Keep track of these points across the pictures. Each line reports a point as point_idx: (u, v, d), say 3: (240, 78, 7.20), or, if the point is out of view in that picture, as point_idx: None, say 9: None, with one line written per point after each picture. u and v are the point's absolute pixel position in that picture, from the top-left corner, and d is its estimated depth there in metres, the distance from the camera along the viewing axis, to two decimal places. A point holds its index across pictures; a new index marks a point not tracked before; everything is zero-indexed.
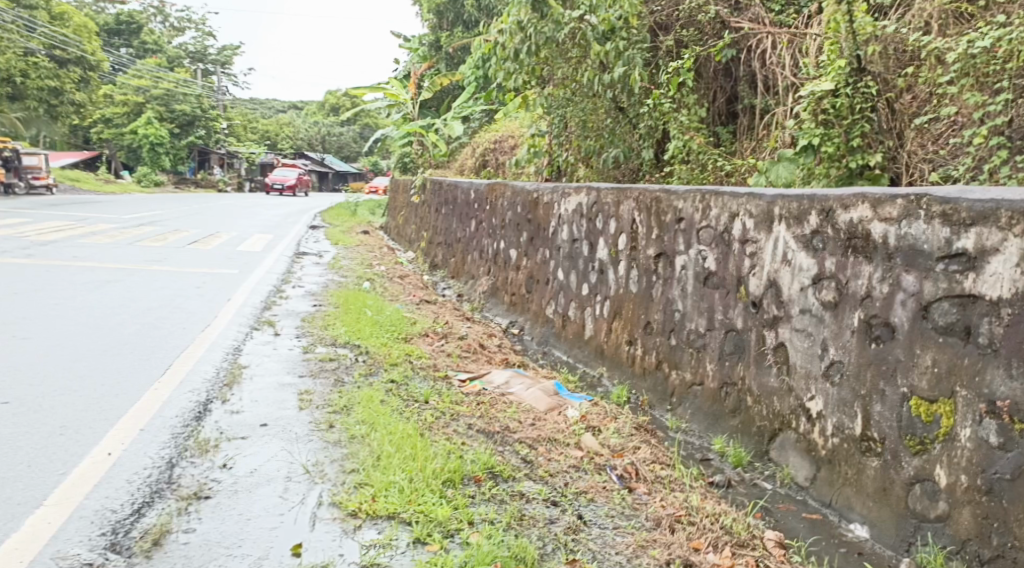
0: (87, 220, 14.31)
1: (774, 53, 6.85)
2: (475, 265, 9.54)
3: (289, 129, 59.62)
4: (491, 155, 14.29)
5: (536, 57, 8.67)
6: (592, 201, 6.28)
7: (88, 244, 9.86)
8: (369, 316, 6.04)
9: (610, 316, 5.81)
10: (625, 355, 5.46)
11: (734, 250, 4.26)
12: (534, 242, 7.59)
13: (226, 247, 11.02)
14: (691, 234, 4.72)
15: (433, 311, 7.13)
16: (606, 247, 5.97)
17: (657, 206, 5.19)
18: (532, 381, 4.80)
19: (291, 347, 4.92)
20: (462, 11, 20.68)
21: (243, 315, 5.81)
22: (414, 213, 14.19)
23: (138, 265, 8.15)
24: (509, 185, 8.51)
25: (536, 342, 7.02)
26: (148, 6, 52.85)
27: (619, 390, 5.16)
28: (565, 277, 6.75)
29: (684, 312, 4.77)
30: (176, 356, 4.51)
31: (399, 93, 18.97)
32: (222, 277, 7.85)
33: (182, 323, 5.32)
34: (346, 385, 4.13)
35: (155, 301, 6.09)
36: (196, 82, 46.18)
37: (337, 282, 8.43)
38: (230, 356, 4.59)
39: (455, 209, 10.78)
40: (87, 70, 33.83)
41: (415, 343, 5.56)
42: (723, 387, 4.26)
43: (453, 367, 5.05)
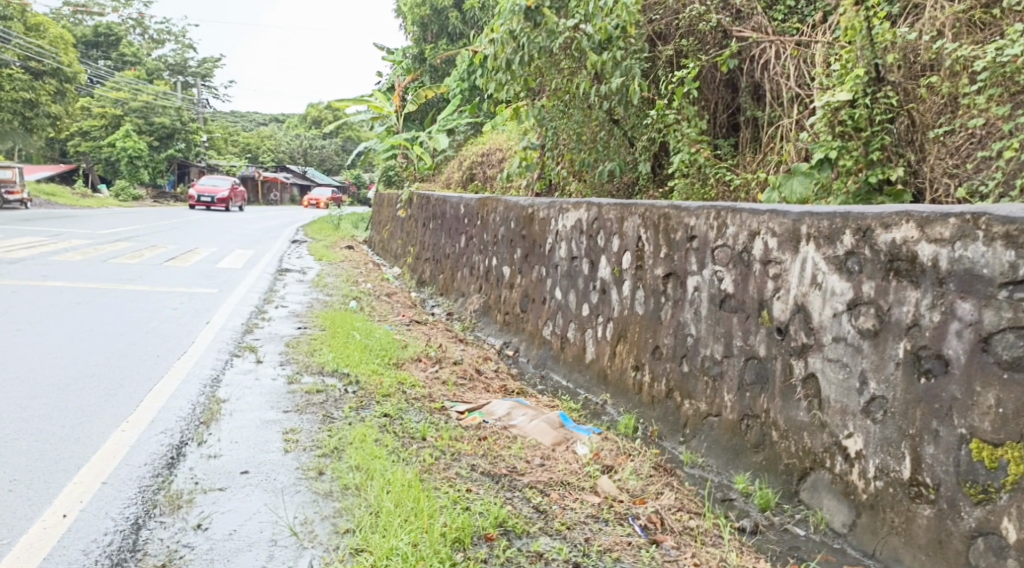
0: (61, 236, 13.83)
1: (778, 63, 6.58)
2: (465, 282, 9.22)
3: (271, 142, 59.14)
4: (479, 169, 14.00)
5: (529, 68, 8.40)
6: (593, 217, 5.96)
7: (60, 262, 9.45)
8: (356, 339, 5.67)
9: (614, 339, 5.48)
10: (631, 381, 5.14)
11: (755, 271, 3.96)
12: (530, 259, 7.25)
13: (206, 264, 10.63)
14: (705, 253, 4.42)
15: (424, 333, 6.77)
16: (609, 265, 5.66)
17: (666, 223, 4.88)
18: (535, 412, 4.45)
19: (275, 377, 4.54)
20: (447, 24, 20.42)
21: (221, 340, 5.41)
22: (400, 228, 13.82)
23: (112, 285, 7.75)
24: (501, 199, 8.20)
25: (533, 365, 6.67)
26: (129, 18, 52.40)
27: (626, 420, 4.84)
28: (564, 296, 6.41)
29: (697, 337, 4.45)
30: (147, 390, 4.12)
31: (383, 106, 18.62)
32: (201, 297, 7.47)
33: (155, 351, 4.94)
34: (336, 421, 3.78)
35: (127, 325, 5.70)
36: (176, 95, 45.69)
37: (322, 300, 8.08)
38: (208, 389, 4.22)
39: (444, 224, 10.43)
40: (64, 82, 33.26)
41: (408, 369, 5.20)
42: (744, 420, 3.94)
43: (450, 396, 4.70)
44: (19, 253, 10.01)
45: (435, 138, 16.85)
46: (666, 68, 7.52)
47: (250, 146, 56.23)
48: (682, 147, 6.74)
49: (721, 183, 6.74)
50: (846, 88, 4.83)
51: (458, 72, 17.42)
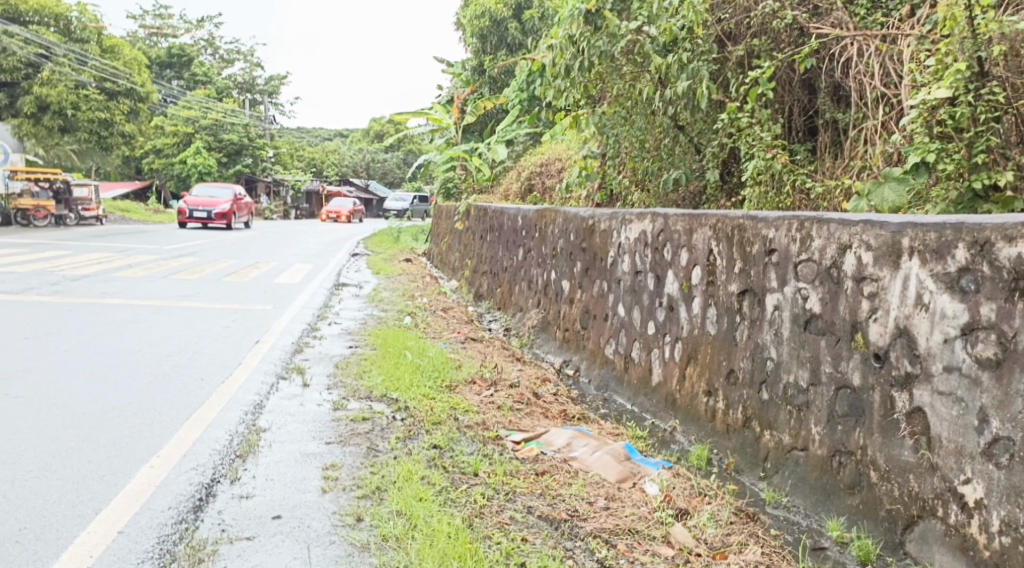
0: (127, 252, 13.99)
1: (861, 62, 6.12)
2: (523, 296, 8.90)
3: (335, 156, 60.11)
4: (538, 179, 13.72)
5: (589, 74, 8.06)
6: (659, 228, 5.56)
7: (120, 278, 9.46)
8: (409, 359, 5.39)
9: (683, 361, 5.08)
10: (702, 407, 4.74)
11: (847, 288, 3.53)
12: (591, 273, 6.88)
13: (263, 279, 10.56)
14: (786, 268, 3.99)
15: (480, 351, 6.47)
16: (677, 281, 5.26)
17: (741, 235, 4.46)
18: (599, 441, 4.09)
19: (320, 403, 4.28)
20: (506, 34, 20.21)
21: (267, 361, 5.19)
22: (458, 240, 13.59)
23: (167, 302, 7.67)
24: (561, 211, 7.85)
25: (594, 385, 6.29)
26: (199, 39, 53.95)
27: (698, 451, 4.45)
28: (627, 313, 6.03)
29: (778, 361, 4.03)
30: (183, 420, 3.89)
31: (441, 118, 18.47)
32: (254, 314, 7.32)
33: (198, 373, 4.74)
34: (381, 455, 3.48)
35: (176, 345, 5.55)
36: (243, 112, 46.75)
37: (377, 316, 7.87)
38: (248, 417, 3.97)
39: (502, 236, 10.13)
40: (137, 101, 34.24)
41: (460, 393, 4.90)
42: (835, 457, 3.55)
43: (505, 424, 4.38)
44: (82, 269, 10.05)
45: (494, 149, 16.63)
46: (736, 68, 7.05)
47: (314, 160, 57.14)
48: (756, 153, 6.28)
49: (800, 192, 6.28)
50: (944, 84, 4.36)
51: (517, 83, 17.15)
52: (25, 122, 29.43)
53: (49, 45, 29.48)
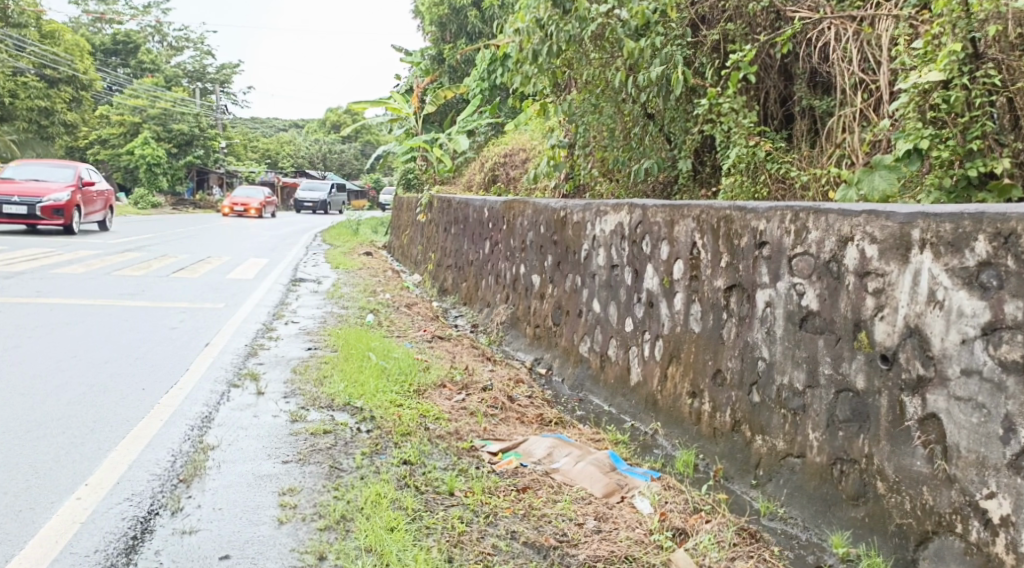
0: (70, 246, 13.33)
1: (839, 46, 5.87)
2: (490, 291, 8.60)
3: (291, 147, 59.08)
4: (501, 170, 13.44)
5: (557, 60, 7.77)
6: (638, 221, 5.29)
7: (59, 276, 8.90)
8: (373, 362, 5.05)
9: (664, 360, 4.83)
10: (687, 409, 4.48)
11: (848, 284, 3.29)
12: (564, 267, 6.60)
13: (214, 275, 10.06)
14: (779, 262, 3.74)
15: (448, 350, 6.15)
16: (657, 275, 5.00)
17: (728, 227, 4.20)
18: (581, 450, 3.80)
19: (277, 414, 3.92)
20: (465, 22, 19.83)
21: (218, 367, 4.79)
22: (420, 233, 13.21)
23: (110, 301, 7.19)
24: (529, 202, 7.56)
25: (568, 385, 6.02)
26: (147, 26, 52.47)
27: (683, 456, 4.18)
28: (603, 309, 5.76)
29: (770, 361, 3.78)
30: (120, 438, 3.50)
31: (400, 107, 18.02)
32: (205, 313, 6.89)
33: (139, 382, 4.33)
34: (345, 476, 3.15)
35: (116, 349, 5.11)
36: (194, 102, 45.56)
37: (337, 314, 7.49)
38: (194, 434, 3.59)
39: (467, 229, 9.79)
40: (79, 89, 33.10)
41: (429, 398, 4.58)
42: (836, 465, 3.31)
43: (479, 432, 4.07)
44: (19, 266, 9.46)
45: (455, 139, 16.28)
46: (710, 53, 6.79)
47: (269, 152, 55.93)
48: (738, 141, 6.05)
49: (777, 181, 6.07)
50: (937, 67, 4.10)
51: (478, 72, 16.74)
52: None
53: None
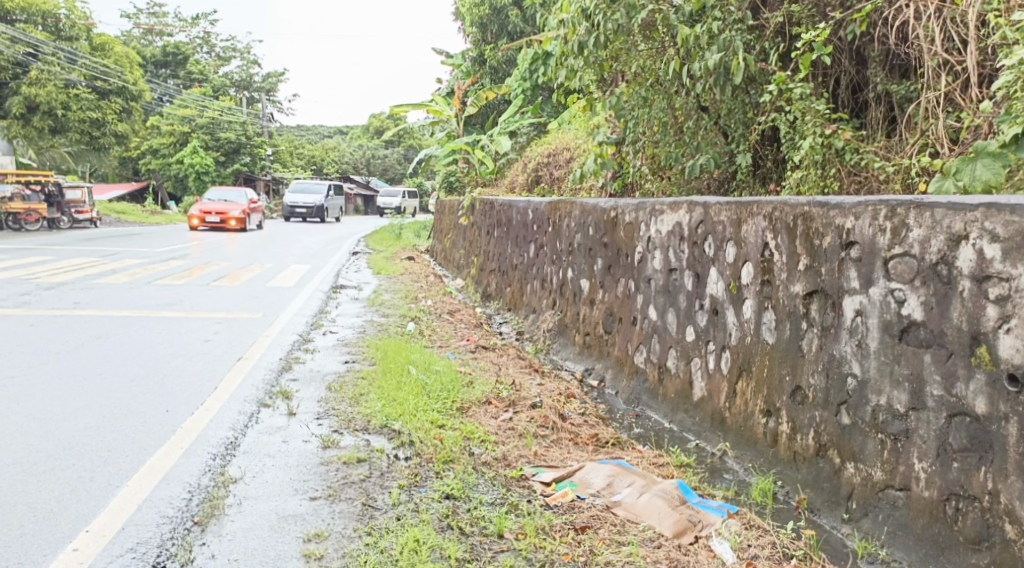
0: (113, 256, 13.26)
1: (920, 25, 5.34)
2: (536, 296, 8.20)
3: (334, 153, 59.49)
4: (544, 170, 13.06)
5: (605, 52, 7.31)
6: (698, 220, 4.83)
7: (98, 286, 8.73)
8: (413, 376, 4.67)
9: (732, 374, 4.38)
10: (761, 430, 4.03)
11: (962, 290, 2.81)
12: (616, 271, 6.17)
13: (253, 282, 9.82)
14: (872, 265, 3.27)
15: (493, 361, 5.75)
16: (721, 280, 4.55)
17: (806, 226, 3.73)
18: (645, 480, 3.36)
19: (307, 438, 3.56)
20: (506, 22, 19.42)
21: (248, 384, 4.47)
22: (462, 236, 12.86)
23: (145, 312, 6.95)
24: (576, 201, 7.13)
25: (624, 398, 5.59)
26: (194, 36, 53.25)
27: (760, 484, 3.74)
28: (661, 317, 5.32)
29: (862, 378, 3.32)
30: (133, 471, 3.18)
31: (441, 110, 17.70)
32: (240, 324, 6.61)
33: (162, 403, 4.03)
34: (380, 517, 2.78)
35: (144, 366, 4.82)
36: (239, 110, 46.03)
37: (377, 322, 7.17)
38: (214, 466, 3.24)
39: (510, 231, 9.42)
40: (130, 100, 32.98)
41: (474, 418, 4.20)
42: (950, 501, 2.85)
43: (530, 457, 3.66)
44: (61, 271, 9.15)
45: (497, 141, 15.91)
46: (774, 37, 6.31)
47: (313, 158, 56.30)
48: (811, 130, 5.60)
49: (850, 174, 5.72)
50: None
51: (519, 72, 16.58)
52: (14, 124, 28.69)
53: (36, 43, 28.75)
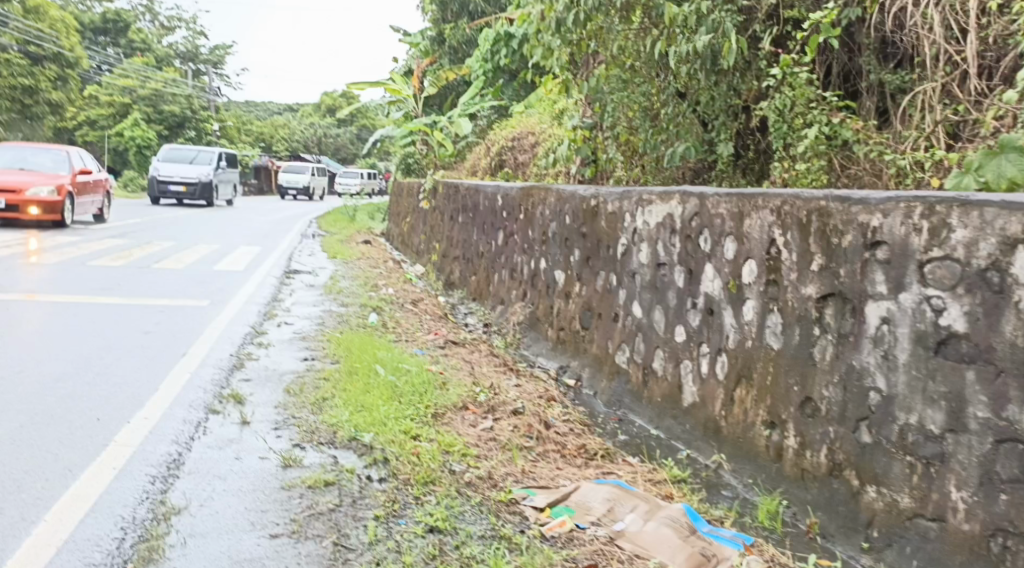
0: (48, 232, 12.45)
1: (918, 12, 4.99)
2: (504, 286, 7.81)
3: (285, 131, 58.02)
4: (508, 155, 12.65)
5: (583, 29, 6.90)
6: (693, 213, 4.49)
7: (27, 266, 8.04)
8: (381, 378, 4.24)
9: (729, 381, 4.05)
10: (761, 443, 3.71)
11: (1017, 302, 2.50)
12: (596, 264, 5.82)
13: (201, 265, 9.22)
14: (903, 268, 2.95)
15: (464, 359, 5.35)
16: (718, 278, 4.21)
17: (822, 223, 3.40)
18: (648, 504, 3.02)
19: (263, 456, 3.11)
20: (467, 1, 18.86)
21: (195, 386, 3.98)
22: (423, 221, 12.37)
23: (80, 297, 6.35)
24: (552, 188, 6.75)
25: (603, 400, 5.24)
26: (139, 5, 51.29)
27: (766, 505, 3.42)
28: (647, 315, 4.98)
29: (886, 393, 3.01)
30: (53, 501, 2.70)
31: (400, 89, 17.08)
32: (186, 312, 6.07)
33: (93, 409, 3.54)
34: (355, 562, 2.38)
35: (75, 362, 4.29)
36: (185, 83, 44.48)
37: (336, 312, 6.69)
38: (154, 494, 2.78)
39: (476, 218, 9.00)
40: (65, 67, 31.91)
41: (451, 428, 3.80)
42: (994, 537, 2.57)
43: (517, 475, 3.28)
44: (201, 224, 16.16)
45: (457, 122, 15.39)
46: (766, 20, 5.96)
47: (263, 135, 54.62)
48: (816, 118, 5.23)
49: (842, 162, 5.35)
50: None
51: (480, 52, 16.06)
52: None
53: None
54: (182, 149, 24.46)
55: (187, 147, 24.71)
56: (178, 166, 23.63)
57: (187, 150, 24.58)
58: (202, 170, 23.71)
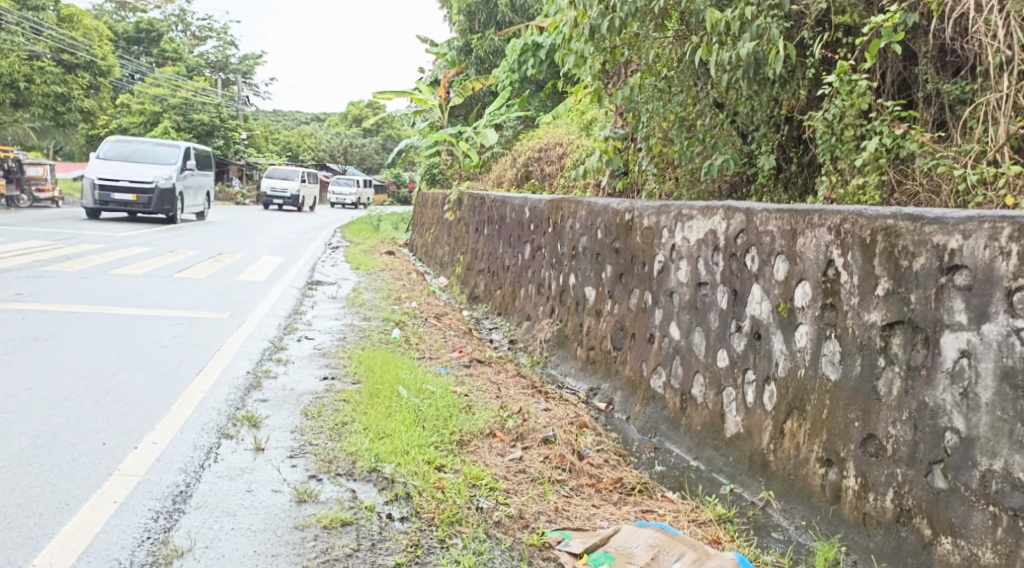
0: (72, 239, 12.37)
1: (982, 18, 4.68)
2: (531, 301, 7.55)
3: (311, 140, 58.33)
4: (535, 166, 12.43)
5: (620, 36, 6.65)
6: (738, 230, 4.20)
7: (46, 274, 7.89)
8: (404, 401, 4.00)
9: (777, 412, 3.76)
10: (816, 482, 3.43)
11: None
12: (630, 281, 5.55)
13: (221, 275, 9.04)
14: (986, 295, 2.67)
15: (491, 380, 5.08)
16: (766, 300, 3.93)
17: (888, 243, 3.12)
18: (696, 552, 2.67)
19: (276, 488, 2.87)
20: (495, 11, 18.72)
21: (207, 407, 3.76)
22: (447, 232, 12.16)
23: (96, 307, 6.17)
24: (582, 201, 6.49)
25: (637, 426, 4.97)
26: (170, 14, 51.90)
27: (823, 551, 3.14)
28: (686, 337, 4.70)
29: (965, 434, 2.73)
30: (46, 540, 2.47)
31: (426, 99, 16.96)
32: (204, 325, 5.87)
33: (99, 433, 3.31)
34: None
35: (83, 380, 4.07)
36: (215, 92, 44.87)
37: (358, 326, 6.46)
38: (155, 533, 2.54)
39: (502, 230, 8.75)
40: (97, 76, 32.27)
41: (479, 458, 3.54)
42: None
43: (551, 514, 3.01)
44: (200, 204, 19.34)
45: (483, 132, 15.21)
46: (815, 28, 5.67)
47: (289, 144, 54.95)
48: (879, 129, 4.94)
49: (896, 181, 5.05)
50: None
51: (508, 62, 16.25)
52: None
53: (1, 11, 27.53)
54: (126, 149, 18.72)
55: (134, 142, 19.01)
56: (125, 167, 17.83)
57: (136, 145, 18.96)
58: (156, 172, 18.00)
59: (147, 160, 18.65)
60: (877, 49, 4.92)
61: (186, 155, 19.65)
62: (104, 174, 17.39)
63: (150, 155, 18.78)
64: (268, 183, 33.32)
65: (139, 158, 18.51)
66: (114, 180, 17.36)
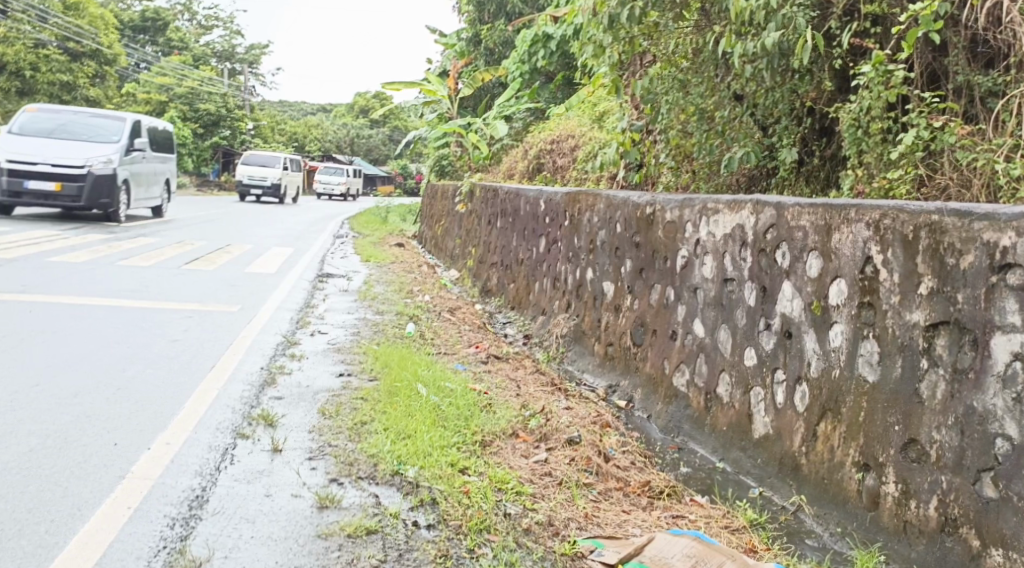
0: (79, 229, 12.28)
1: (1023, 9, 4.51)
2: (546, 296, 7.43)
3: (318, 131, 58.18)
4: (546, 158, 12.29)
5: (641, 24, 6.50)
6: (769, 225, 4.07)
7: (54, 265, 7.79)
8: (424, 399, 3.89)
9: (810, 413, 3.64)
10: (852, 487, 3.31)
11: None
12: (651, 277, 5.42)
13: (231, 267, 8.94)
14: None
15: (510, 377, 4.97)
16: (798, 298, 3.80)
17: (932, 239, 2.99)
18: (736, 562, 2.54)
19: (297, 493, 2.77)
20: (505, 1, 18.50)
21: (222, 405, 3.65)
22: (457, 224, 12.05)
23: (105, 300, 6.07)
24: (601, 194, 6.35)
25: (659, 426, 4.85)
26: (177, 3, 51.70)
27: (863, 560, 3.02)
28: (710, 334, 4.58)
29: (1018, 442, 2.60)
30: (59, 547, 2.37)
31: (435, 90, 16.82)
32: (216, 318, 5.77)
33: (112, 432, 3.21)
34: None
35: (94, 376, 3.97)
36: (221, 81, 44.69)
37: (371, 320, 6.35)
38: (173, 540, 2.44)
39: (515, 223, 8.62)
40: (104, 64, 32.16)
41: (502, 460, 3.43)
42: None
43: (580, 521, 2.89)
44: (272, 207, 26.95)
45: (492, 124, 15.05)
46: (843, 18, 5.48)
47: (296, 135, 54.83)
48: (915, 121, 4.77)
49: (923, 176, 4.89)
50: None
51: (518, 53, 16.17)
52: None
53: None
54: (56, 121, 14.59)
55: (66, 113, 14.80)
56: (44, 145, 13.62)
57: (66, 116, 14.79)
58: (89, 153, 13.80)
59: (73, 134, 14.37)
60: (916, 38, 4.73)
61: (135, 130, 15.22)
62: (17, 154, 13.30)
63: (83, 127, 14.56)
64: (245, 170, 29.48)
65: (68, 132, 14.35)
66: (31, 164, 13.29)
